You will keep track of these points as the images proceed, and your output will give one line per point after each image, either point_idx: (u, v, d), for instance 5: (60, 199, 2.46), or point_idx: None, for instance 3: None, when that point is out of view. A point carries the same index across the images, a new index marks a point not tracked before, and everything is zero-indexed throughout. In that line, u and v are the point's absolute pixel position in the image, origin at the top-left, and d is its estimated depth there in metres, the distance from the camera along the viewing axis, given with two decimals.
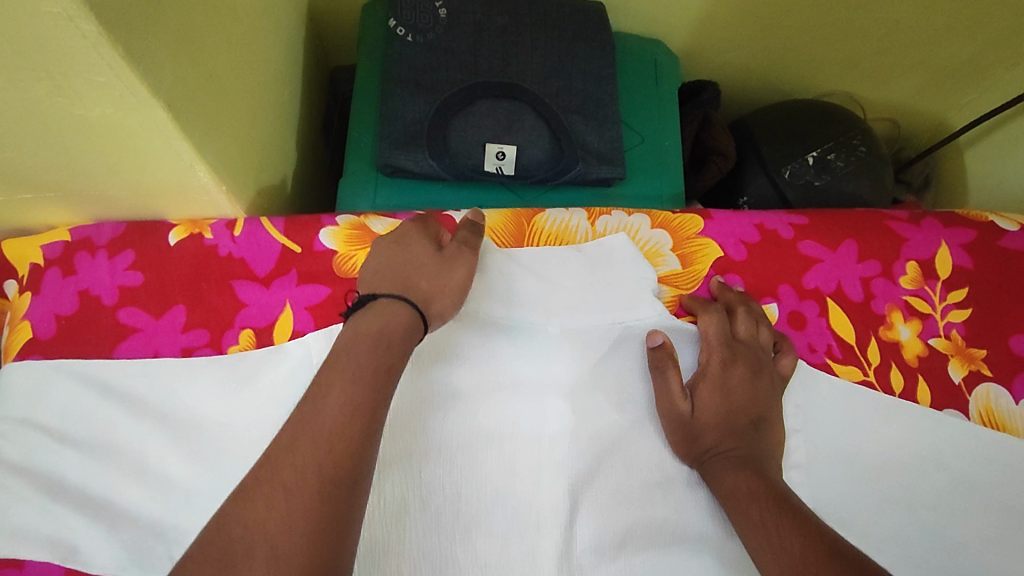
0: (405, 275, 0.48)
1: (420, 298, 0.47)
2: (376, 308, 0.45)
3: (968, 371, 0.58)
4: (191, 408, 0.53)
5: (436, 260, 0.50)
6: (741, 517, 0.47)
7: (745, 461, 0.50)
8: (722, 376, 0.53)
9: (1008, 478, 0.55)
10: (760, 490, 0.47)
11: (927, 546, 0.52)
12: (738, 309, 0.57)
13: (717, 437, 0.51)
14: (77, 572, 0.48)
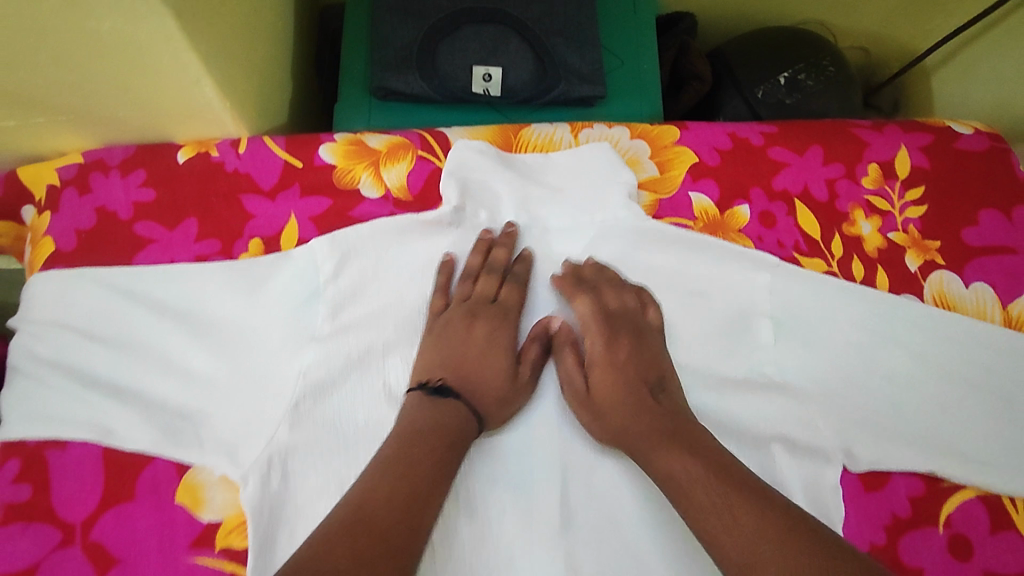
0: (478, 366, 0.53)
1: (484, 406, 0.52)
2: (450, 405, 0.51)
3: (923, 260, 0.63)
4: (206, 308, 0.58)
5: (510, 384, 0.53)
6: (645, 453, 0.49)
7: (640, 425, 0.50)
8: (606, 353, 0.54)
9: (957, 351, 0.60)
10: (703, 473, 0.46)
11: (882, 412, 0.58)
12: (602, 285, 0.58)
13: (596, 423, 0.53)
14: (114, 450, 0.53)
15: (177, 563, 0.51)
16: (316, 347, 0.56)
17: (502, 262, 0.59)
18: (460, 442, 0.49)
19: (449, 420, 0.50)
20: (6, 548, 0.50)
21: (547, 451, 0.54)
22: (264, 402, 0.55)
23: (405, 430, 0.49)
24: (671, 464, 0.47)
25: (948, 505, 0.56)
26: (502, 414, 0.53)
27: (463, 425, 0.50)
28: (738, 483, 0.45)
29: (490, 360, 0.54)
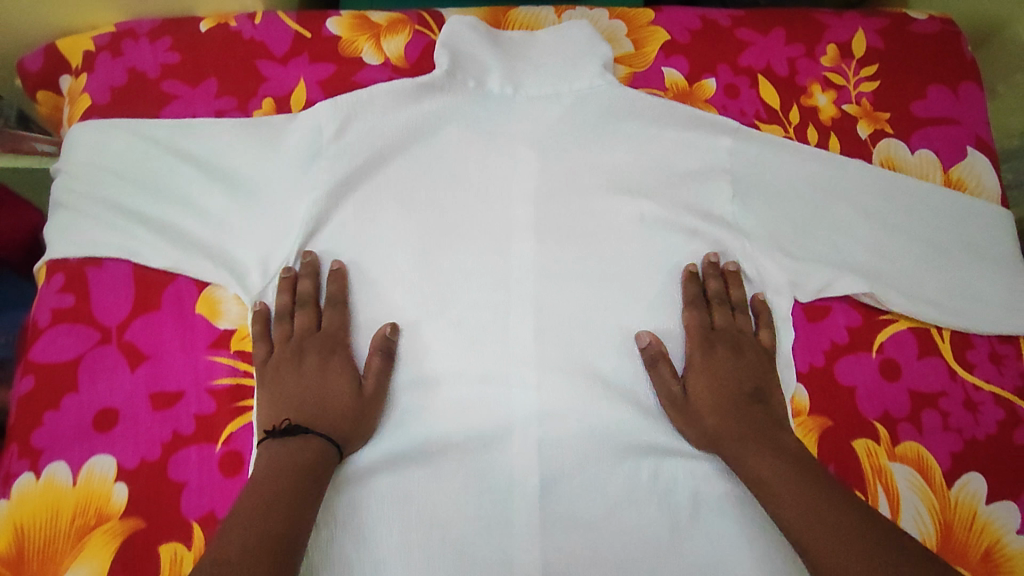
0: (322, 396, 0.57)
1: (336, 431, 0.55)
2: (302, 443, 0.53)
3: (873, 130, 0.69)
4: (220, 158, 0.64)
5: (353, 402, 0.57)
6: (723, 448, 0.57)
7: (725, 427, 0.58)
8: (695, 371, 0.60)
9: (900, 207, 0.66)
10: (788, 471, 0.53)
11: (827, 257, 0.64)
12: (715, 300, 0.63)
13: (692, 425, 0.59)
14: (143, 269, 0.61)
15: (198, 360, 0.58)
16: (317, 192, 0.62)
17: (310, 292, 0.60)
18: (320, 470, 0.52)
19: (308, 453, 0.52)
20: (55, 342, 0.58)
21: (523, 285, 0.63)
22: (275, 237, 0.62)
23: (264, 475, 0.50)
24: (753, 460, 0.55)
25: (881, 335, 0.63)
26: (357, 431, 0.57)
27: (318, 454, 0.53)
28: (807, 474, 0.52)
29: (331, 382, 0.58)
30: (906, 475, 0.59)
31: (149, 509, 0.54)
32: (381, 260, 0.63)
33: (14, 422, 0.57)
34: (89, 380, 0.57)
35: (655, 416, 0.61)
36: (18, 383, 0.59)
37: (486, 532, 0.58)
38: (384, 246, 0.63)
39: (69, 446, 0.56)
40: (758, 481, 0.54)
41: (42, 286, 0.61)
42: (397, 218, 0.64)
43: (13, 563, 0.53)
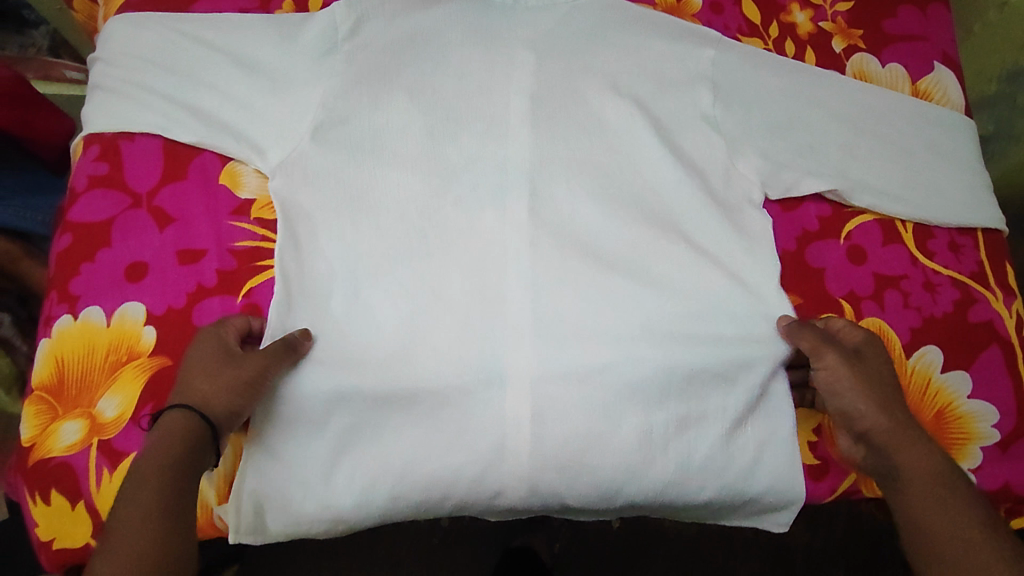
0: (194, 373, 0.57)
1: (200, 399, 0.55)
2: (165, 420, 0.54)
3: (847, 45, 0.75)
4: (244, 50, 0.70)
5: (226, 371, 0.57)
6: (886, 435, 0.57)
7: (893, 412, 0.58)
8: (872, 349, 0.60)
9: (869, 113, 0.71)
10: (947, 481, 0.56)
11: (801, 155, 0.69)
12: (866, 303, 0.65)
13: (864, 397, 0.58)
14: (173, 143, 0.66)
15: (221, 224, 0.64)
16: (332, 81, 0.68)
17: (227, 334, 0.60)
18: (180, 444, 0.53)
19: (170, 433, 0.53)
20: (91, 205, 0.64)
21: (519, 175, 0.67)
22: (292, 122, 0.67)
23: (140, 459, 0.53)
24: (919, 455, 0.57)
25: (849, 225, 0.68)
26: (230, 399, 0.56)
27: (187, 429, 0.54)
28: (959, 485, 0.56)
29: (207, 356, 0.58)
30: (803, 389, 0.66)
31: (173, 350, 0.60)
32: (382, 170, 0.67)
33: (53, 275, 0.63)
34: (121, 238, 0.63)
35: (644, 299, 0.64)
36: (56, 241, 0.64)
37: (479, 384, 0.60)
38: (394, 132, 0.68)
39: (103, 294, 0.61)
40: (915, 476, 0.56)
41: (81, 158, 0.67)
42: (405, 107, 0.69)
43: (52, 389, 0.58)
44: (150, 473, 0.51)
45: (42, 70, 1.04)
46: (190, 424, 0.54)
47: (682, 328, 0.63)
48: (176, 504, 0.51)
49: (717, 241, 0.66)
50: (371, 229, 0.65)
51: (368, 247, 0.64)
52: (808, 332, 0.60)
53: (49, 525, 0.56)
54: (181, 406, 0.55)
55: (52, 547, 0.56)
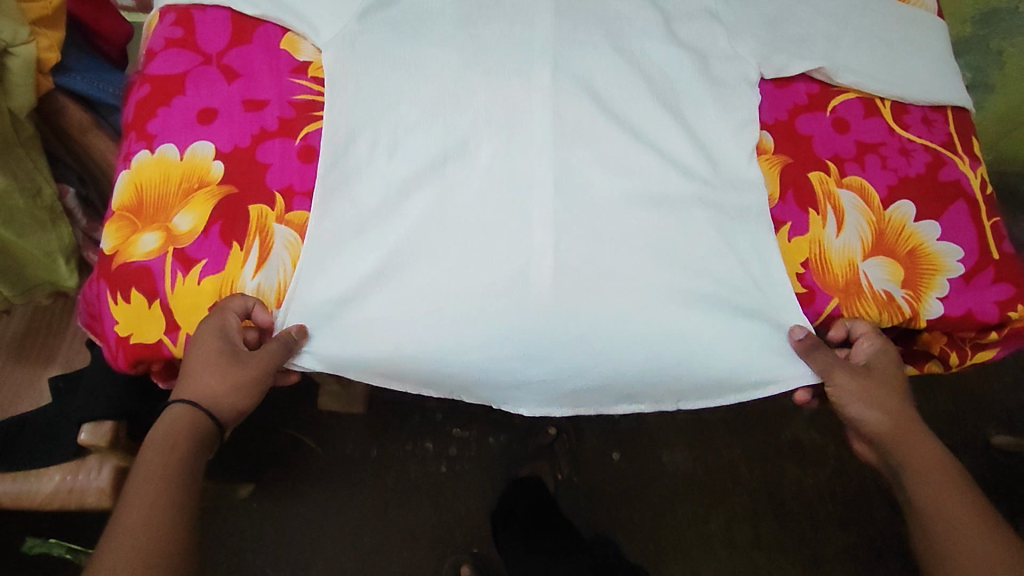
0: (204, 377, 0.65)
1: (210, 400, 0.67)
2: (183, 414, 0.66)
3: None
4: None
5: (234, 381, 0.66)
6: (888, 437, 0.70)
7: (894, 416, 0.70)
8: (881, 359, 0.69)
9: (852, 10, 0.80)
10: (944, 470, 0.67)
11: (792, 42, 0.78)
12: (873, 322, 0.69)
13: (871, 408, 0.70)
14: (236, 13, 0.75)
15: (282, 80, 0.73)
16: None
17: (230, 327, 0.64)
18: (194, 435, 0.66)
19: (185, 426, 0.66)
20: (167, 60, 0.72)
21: (543, 52, 0.75)
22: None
23: (157, 439, 0.65)
24: (918, 449, 0.69)
25: (834, 100, 0.77)
26: (237, 401, 0.68)
27: (201, 422, 0.67)
28: (951, 466, 0.68)
29: (214, 363, 0.64)
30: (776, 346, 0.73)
31: (239, 180, 0.68)
32: (419, 41, 0.75)
33: (133, 118, 0.71)
34: (194, 87, 0.71)
35: (652, 154, 0.72)
36: (135, 92, 0.73)
37: (507, 220, 0.69)
38: (438, 12, 0.77)
39: (177, 133, 0.69)
40: (913, 471, 0.68)
41: (157, 25, 0.76)
42: None
43: (132, 209, 0.66)
44: (158, 446, 0.64)
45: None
46: (201, 417, 0.67)
47: (687, 180, 0.71)
48: (178, 470, 0.63)
49: (720, 109, 0.74)
50: (414, 93, 0.73)
51: (411, 107, 0.72)
52: (820, 358, 0.67)
53: (128, 321, 0.65)
54: (190, 399, 0.66)
55: (129, 341, 0.65)
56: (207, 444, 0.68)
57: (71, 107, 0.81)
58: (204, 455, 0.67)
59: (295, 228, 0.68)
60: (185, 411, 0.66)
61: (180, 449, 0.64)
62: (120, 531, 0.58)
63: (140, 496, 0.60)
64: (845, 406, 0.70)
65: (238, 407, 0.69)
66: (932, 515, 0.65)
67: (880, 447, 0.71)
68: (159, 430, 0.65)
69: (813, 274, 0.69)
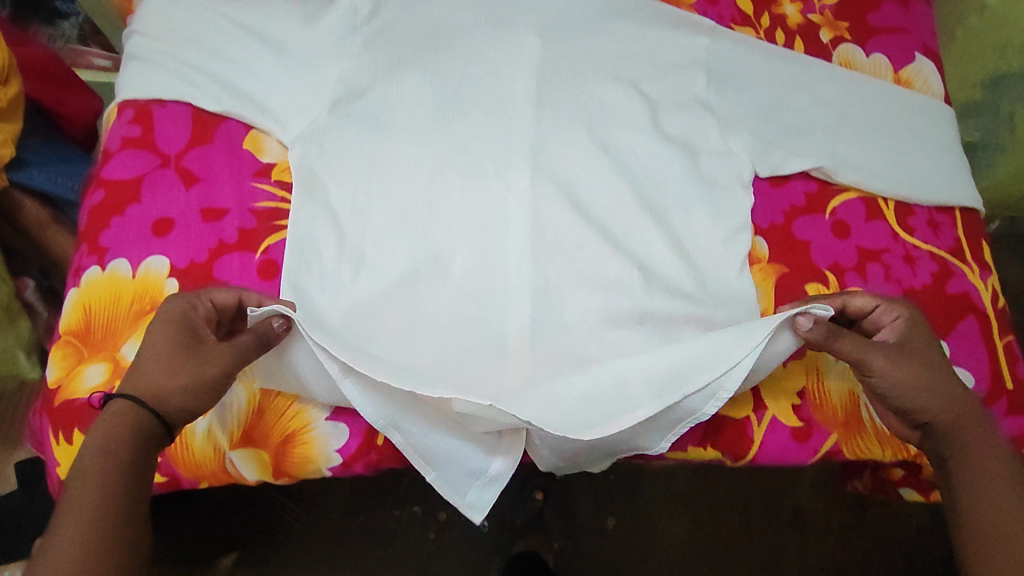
0: (153, 365, 0.53)
1: (154, 397, 0.52)
2: (118, 415, 0.51)
3: (834, 35, 0.79)
4: (268, 28, 0.74)
5: (189, 372, 0.53)
6: (942, 428, 0.58)
7: (948, 402, 0.57)
8: (915, 339, 0.59)
9: (853, 99, 0.75)
10: (1010, 466, 0.56)
11: (790, 137, 0.73)
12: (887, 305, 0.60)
13: (915, 395, 0.57)
14: (198, 109, 0.70)
15: (243, 185, 0.68)
16: (350, 60, 0.73)
17: (198, 313, 0.55)
18: (131, 443, 0.51)
19: (122, 430, 0.51)
20: (122, 162, 0.68)
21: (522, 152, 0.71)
22: (311, 94, 0.71)
23: (89, 446, 0.50)
24: (979, 442, 0.57)
25: (834, 201, 0.72)
26: (188, 405, 0.54)
27: (142, 423, 0.52)
28: (1011, 460, 0.56)
29: (169, 347, 0.53)
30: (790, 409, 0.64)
31: None
32: (389, 142, 0.70)
33: (84, 228, 0.66)
34: (150, 194, 0.67)
35: (635, 266, 0.67)
36: (88, 197, 0.68)
37: (482, 346, 0.64)
38: (415, 105, 0.72)
39: (131, 246, 0.65)
40: (968, 465, 0.56)
41: (114, 121, 0.71)
42: (419, 83, 0.73)
43: (78, 334, 0.62)
44: (95, 454, 0.49)
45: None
46: (141, 421, 0.52)
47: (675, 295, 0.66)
48: (117, 495, 0.49)
49: (711, 210, 0.70)
50: (384, 198, 0.68)
51: (380, 214, 0.68)
52: (847, 343, 0.57)
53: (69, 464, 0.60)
54: (127, 395, 0.52)
55: None
56: (149, 452, 0.52)
57: (28, 202, 0.78)
58: (148, 470, 0.52)
59: None
60: (125, 410, 0.52)
61: (122, 461, 0.50)
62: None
63: (66, 531, 0.46)
64: (891, 395, 0.58)
65: (190, 412, 0.54)
66: (988, 501, 0.54)
67: (933, 441, 0.58)
68: (91, 437, 0.50)
69: (811, 406, 0.64)
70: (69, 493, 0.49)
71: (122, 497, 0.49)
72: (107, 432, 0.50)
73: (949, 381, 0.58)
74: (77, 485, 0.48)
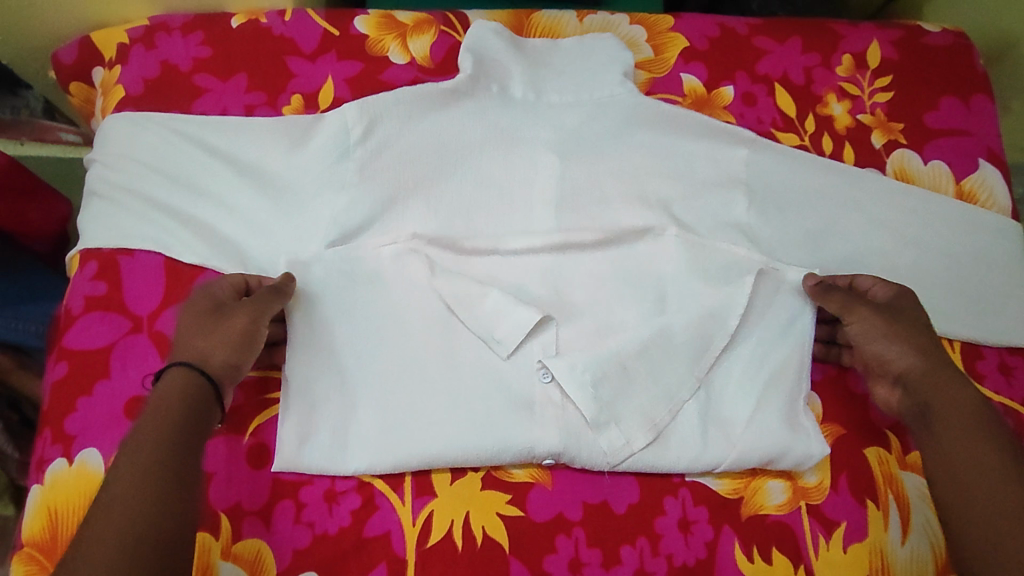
0: (193, 333, 0.53)
1: (199, 356, 0.52)
2: (171, 381, 0.51)
3: (887, 139, 0.71)
4: (249, 156, 0.64)
5: (225, 327, 0.54)
6: (920, 381, 0.57)
7: (925, 357, 0.58)
8: (903, 301, 0.61)
9: (913, 218, 0.67)
10: (987, 431, 0.54)
11: (839, 267, 0.65)
12: (870, 279, 0.63)
13: (899, 348, 0.58)
14: (173, 261, 0.62)
15: None
16: (344, 195, 0.62)
17: (222, 281, 0.57)
18: (185, 403, 0.50)
19: (176, 391, 0.50)
20: (89, 328, 0.60)
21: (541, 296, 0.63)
22: (300, 241, 0.61)
23: (144, 415, 0.49)
24: (957, 401, 0.56)
25: None
26: (232, 360, 0.53)
27: (193, 382, 0.51)
28: (994, 424, 0.55)
29: (204, 310, 0.55)
30: (809, 399, 0.63)
31: None
32: (394, 298, 0.62)
33: (47, 407, 0.58)
34: (121, 366, 0.59)
35: (670, 434, 0.60)
36: (50, 369, 0.60)
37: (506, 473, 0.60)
38: (420, 247, 0.63)
39: (102, 431, 0.57)
40: (949, 423, 0.55)
41: (76, 275, 0.62)
42: (423, 218, 0.64)
43: (43, 545, 0.54)
44: (148, 418, 0.48)
45: (33, 132, 0.82)
46: (194, 380, 0.51)
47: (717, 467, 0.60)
48: (167, 454, 0.47)
49: (751, 362, 0.63)
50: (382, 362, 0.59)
51: (380, 377, 0.59)
52: (836, 296, 0.60)
53: None
54: (181, 361, 0.52)
55: None
56: (200, 418, 0.50)
57: None
58: (198, 434, 0.50)
59: (243, 565, 0.55)
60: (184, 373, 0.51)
61: (172, 420, 0.48)
62: (72, 560, 0.41)
63: (134, 450, 0.46)
64: (867, 344, 0.59)
65: (234, 366, 0.53)
66: (965, 470, 0.53)
67: (911, 395, 0.58)
68: (147, 403, 0.50)
69: None
70: (118, 462, 0.46)
71: (190, 428, 0.49)
72: (157, 395, 0.50)
73: (930, 343, 0.58)
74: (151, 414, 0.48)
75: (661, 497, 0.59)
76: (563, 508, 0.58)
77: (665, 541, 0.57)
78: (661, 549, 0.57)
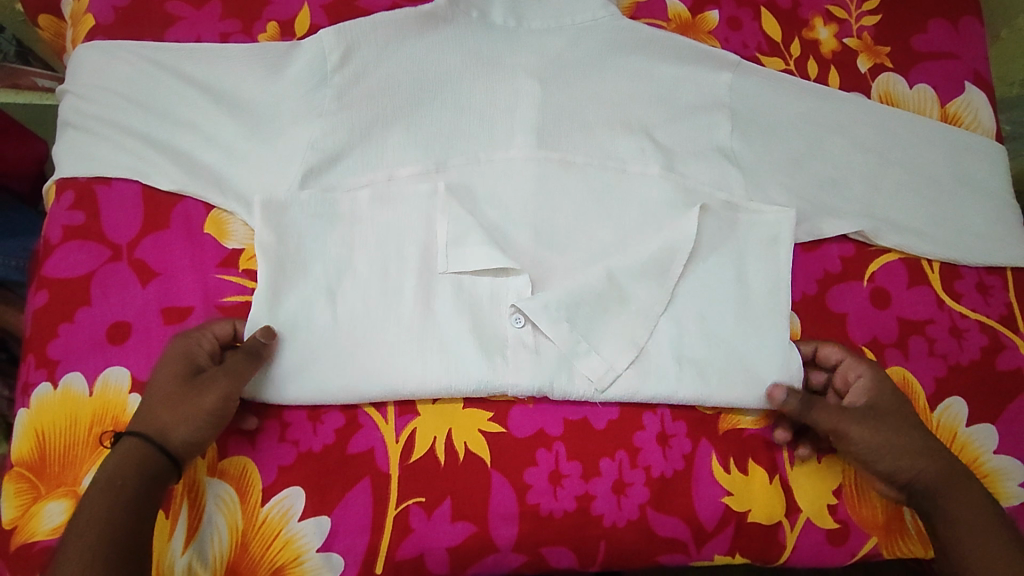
0: (156, 398, 0.52)
1: (156, 428, 0.51)
2: (123, 450, 0.50)
3: (873, 63, 0.70)
4: (225, 83, 0.63)
5: (184, 398, 0.52)
6: (923, 487, 0.55)
7: (925, 459, 0.55)
8: (883, 398, 0.58)
9: (896, 141, 0.67)
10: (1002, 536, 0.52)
11: (822, 191, 0.65)
12: (844, 359, 0.60)
13: (896, 457, 0.55)
14: (151, 189, 0.61)
15: (207, 278, 0.60)
16: (320, 121, 0.61)
17: (195, 342, 0.55)
18: (136, 473, 0.49)
19: (127, 459, 0.49)
20: (67, 258, 0.60)
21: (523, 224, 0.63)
22: (275, 167, 0.60)
23: (97, 483, 0.48)
24: (965, 507, 0.54)
25: (873, 265, 0.65)
26: (190, 433, 0.51)
27: (146, 453, 0.50)
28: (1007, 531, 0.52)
29: (168, 373, 0.53)
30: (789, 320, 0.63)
31: None
32: (375, 221, 0.61)
33: (29, 335, 0.58)
34: (101, 295, 0.59)
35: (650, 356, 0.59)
36: (31, 298, 0.60)
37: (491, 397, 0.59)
38: (400, 188, 0.62)
39: (85, 356, 0.57)
40: (955, 520, 0.53)
41: (54, 205, 0.62)
42: (403, 143, 0.63)
43: (32, 465, 0.55)
44: (100, 489, 0.48)
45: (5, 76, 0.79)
46: (147, 453, 0.50)
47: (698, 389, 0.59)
48: (118, 529, 0.46)
49: (736, 283, 0.62)
50: (360, 296, 0.59)
51: (359, 312, 0.58)
52: (823, 413, 0.56)
53: None
54: (137, 433, 0.51)
55: None
56: (155, 488, 0.49)
57: None
58: (152, 507, 0.49)
59: (230, 480, 0.56)
60: (138, 446, 0.50)
61: (125, 494, 0.48)
62: None
63: (80, 532, 0.45)
64: (870, 459, 0.56)
65: (196, 440, 0.52)
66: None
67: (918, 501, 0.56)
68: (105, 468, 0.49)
69: (847, 506, 0.60)
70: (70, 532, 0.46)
71: (142, 496, 0.48)
72: (111, 464, 0.49)
73: (925, 440, 0.56)
74: (90, 504, 0.47)
75: (640, 413, 0.60)
76: (544, 425, 0.59)
77: (644, 454, 0.58)
78: (639, 461, 0.58)
